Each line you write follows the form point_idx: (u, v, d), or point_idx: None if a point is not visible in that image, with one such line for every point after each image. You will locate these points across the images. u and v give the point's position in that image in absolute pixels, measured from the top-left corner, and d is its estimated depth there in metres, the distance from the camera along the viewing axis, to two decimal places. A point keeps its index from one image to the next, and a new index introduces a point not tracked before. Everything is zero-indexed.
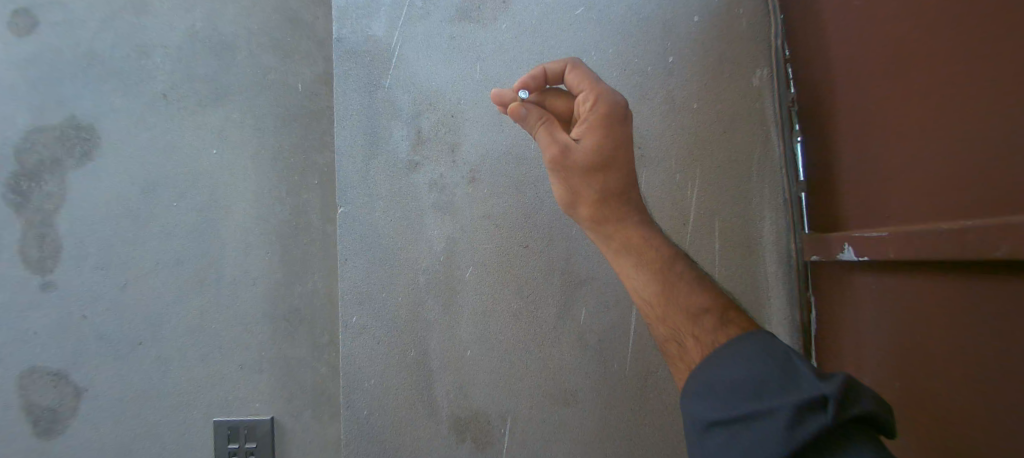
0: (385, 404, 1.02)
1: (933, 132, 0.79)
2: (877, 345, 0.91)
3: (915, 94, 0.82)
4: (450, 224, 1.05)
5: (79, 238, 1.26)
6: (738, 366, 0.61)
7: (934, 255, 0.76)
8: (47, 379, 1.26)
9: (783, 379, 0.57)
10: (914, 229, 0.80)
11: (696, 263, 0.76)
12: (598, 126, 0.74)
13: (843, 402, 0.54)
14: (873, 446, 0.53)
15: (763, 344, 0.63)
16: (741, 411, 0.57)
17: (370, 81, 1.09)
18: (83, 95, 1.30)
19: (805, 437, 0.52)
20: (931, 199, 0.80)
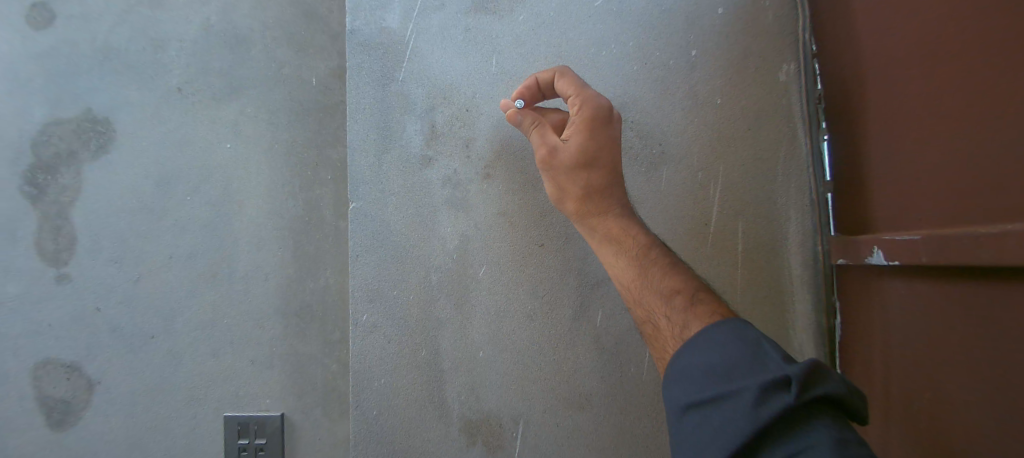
0: (395, 404, 1.00)
1: (970, 128, 0.74)
2: (906, 354, 0.87)
3: (950, 87, 0.77)
4: (464, 221, 1.02)
5: (95, 231, 1.27)
6: (712, 350, 0.69)
7: (973, 260, 0.71)
8: (61, 371, 1.27)
9: (752, 362, 0.65)
10: (950, 233, 0.75)
11: (669, 249, 0.89)
12: (583, 128, 0.90)
13: (805, 383, 0.61)
14: (830, 420, 0.60)
15: (736, 329, 0.70)
16: (714, 392, 0.65)
17: (383, 74, 1.06)
18: (99, 88, 1.30)
19: (768, 414, 0.60)
20: (966, 199, 0.75)
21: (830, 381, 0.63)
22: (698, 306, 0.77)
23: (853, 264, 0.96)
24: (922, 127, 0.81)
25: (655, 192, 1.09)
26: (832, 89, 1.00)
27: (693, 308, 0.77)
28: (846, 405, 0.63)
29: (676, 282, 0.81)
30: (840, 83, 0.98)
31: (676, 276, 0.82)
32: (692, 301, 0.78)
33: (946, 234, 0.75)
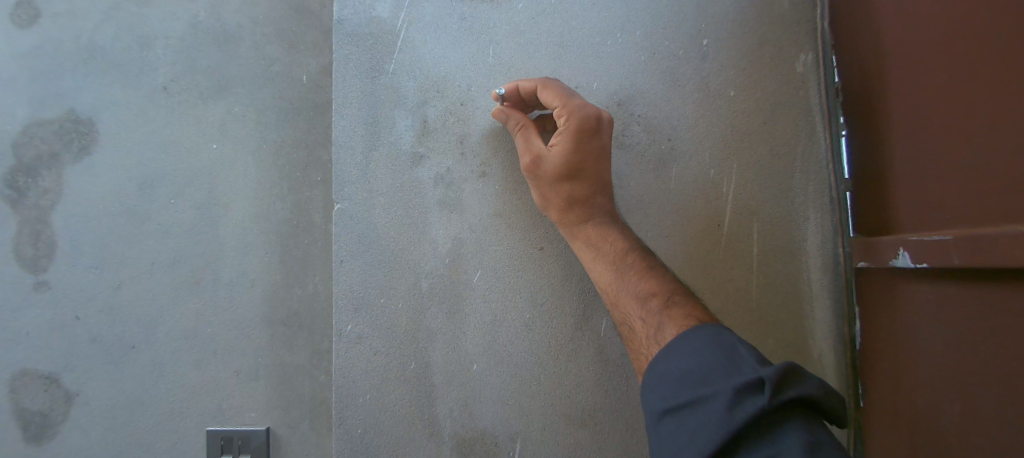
0: (383, 420, 0.93)
1: (1004, 118, 0.66)
2: (930, 366, 0.78)
3: (981, 73, 0.69)
4: (457, 223, 0.95)
5: (75, 236, 1.21)
6: (688, 355, 0.66)
7: (1012, 261, 0.64)
8: (37, 383, 1.20)
9: (726, 365, 0.62)
10: (981, 233, 0.67)
11: (651, 252, 0.86)
12: (568, 134, 0.84)
13: (779, 385, 0.58)
14: (805, 422, 0.58)
15: (712, 333, 0.67)
16: (688, 397, 0.62)
17: (372, 66, 1.00)
18: (82, 87, 1.25)
19: (743, 418, 0.57)
20: (998, 198, 0.67)
21: (805, 382, 0.61)
22: (673, 309, 0.74)
23: (876, 268, 0.88)
24: (950, 117, 0.74)
25: (661, 191, 1.01)
26: (850, 79, 0.93)
27: (668, 311, 0.74)
28: (821, 406, 0.61)
29: (653, 285, 0.79)
30: (858, 72, 0.90)
31: (653, 278, 0.80)
32: (667, 304, 0.75)
33: (976, 234, 0.68)
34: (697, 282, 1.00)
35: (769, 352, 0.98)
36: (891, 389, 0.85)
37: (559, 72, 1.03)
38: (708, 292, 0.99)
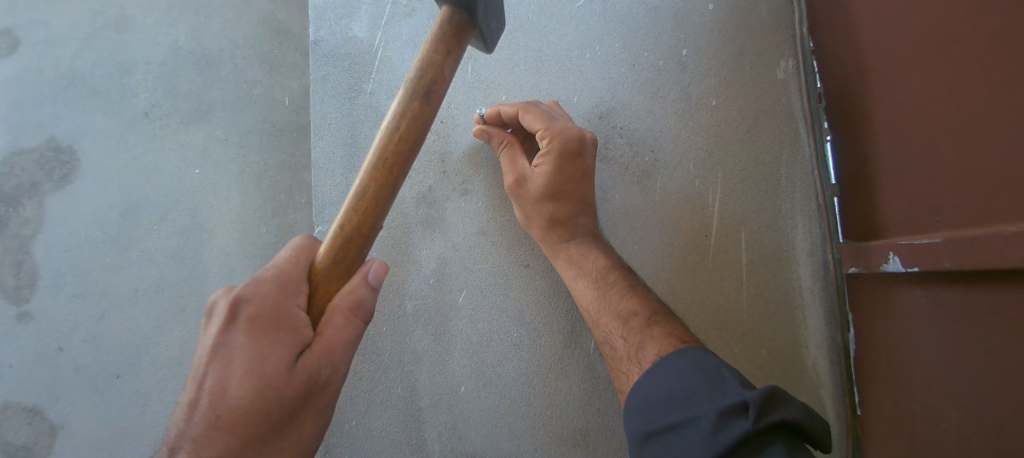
0: (372, 449, 0.90)
1: (995, 117, 0.65)
2: (925, 371, 0.77)
3: (973, 72, 0.67)
4: (441, 242, 0.94)
5: (55, 266, 1.18)
6: (672, 378, 0.68)
7: (1003, 265, 0.63)
8: (19, 417, 1.13)
9: (709, 388, 0.64)
10: (979, 235, 0.66)
11: (633, 272, 0.87)
12: (554, 159, 0.83)
13: (763, 408, 0.60)
14: (788, 447, 0.58)
15: (695, 356, 0.69)
16: (673, 420, 0.64)
17: (350, 87, 1.00)
18: (62, 116, 1.23)
19: (727, 441, 0.58)
20: (996, 199, 0.65)
21: (788, 405, 0.62)
22: (653, 328, 0.76)
23: (865, 273, 0.86)
24: (938, 119, 0.73)
25: (647, 204, 1.01)
26: (832, 83, 0.92)
27: (649, 330, 0.76)
28: (805, 429, 0.62)
29: (634, 303, 0.80)
30: (839, 78, 0.91)
31: (636, 297, 0.81)
32: (648, 323, 0.77)
33: (973, 236, 0.66)
34: (684, 293, 0.98)
35: (763, 363, 0.96)
36: (887, 397, 0.83)
37: (538, 87, 1.05)
38: (695, 304, 0.98)
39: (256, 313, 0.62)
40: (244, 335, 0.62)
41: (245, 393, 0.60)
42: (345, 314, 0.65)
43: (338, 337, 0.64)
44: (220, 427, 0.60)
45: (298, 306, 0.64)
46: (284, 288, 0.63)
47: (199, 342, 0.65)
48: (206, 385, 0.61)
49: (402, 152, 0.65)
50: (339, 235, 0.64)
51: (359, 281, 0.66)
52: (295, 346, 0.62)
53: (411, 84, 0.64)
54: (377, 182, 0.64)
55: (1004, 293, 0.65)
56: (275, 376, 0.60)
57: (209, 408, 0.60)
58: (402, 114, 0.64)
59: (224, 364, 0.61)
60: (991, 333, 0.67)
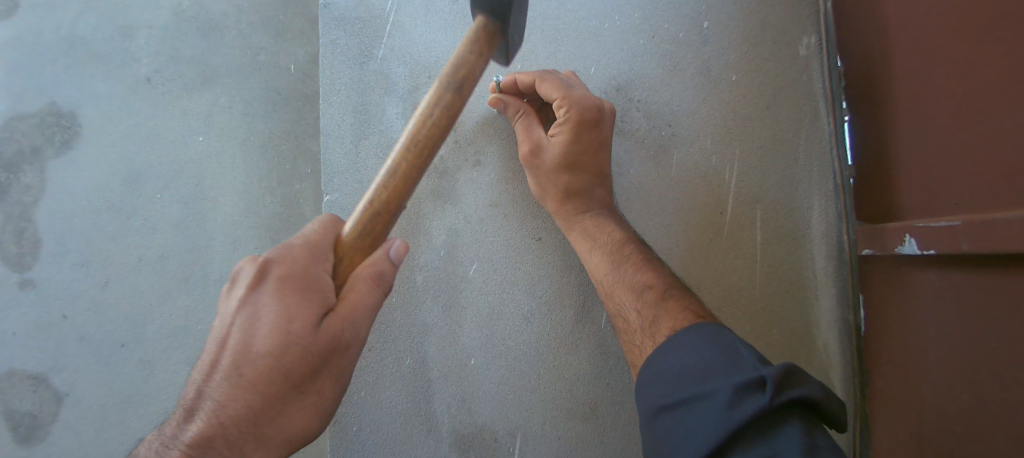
0: (380, 418, 0.90)
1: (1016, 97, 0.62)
2: (937, 354, 0.76)
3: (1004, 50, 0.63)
4: (452, 213, 0.93)
5: (59, 233, 1.16)
6: (688, 353, 0.67)
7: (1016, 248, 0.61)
8: (25, 384, 1.13)
9: (725, 364, 0.63)
10: (992, 219, 0.64)
11: (648, 246, 0.85)
12: (574, 127, 0.81)
13: (780, 385, 0.59)
14: (803, 425, 0.58)
15: (711, 332, 0.67)
16: (686, 393, 0.63)
17: (360, 52, 0.97)
18: (63, 81, 1.20)
19: (741, 416, 0.57)
20: (1013, 183, 0.63)
21: (805, 384, 0.61)
22: (669, 302, 0.75)
23: (880, 256, 0.85)
24: (963, 97, 0.70)
25: (663, 179, 0.99)
26: (854, 59, 0.90)
27: (665, 303, 0.75)
28: (821, 408, 0.62)
29: (649, 277, 0.79)
30: (860, 55, 0.88)
31: (652, 271, 0.79)
32: (663, 296, 0.76)
33: (989, 219, 0.64)
34: (696, 271, 0.97)
35: (773, 343, 0.96)
36: (897, 380, 0.82)
37: (555, 56, 1.02)
38: (707, 283, 0.97)
39: (284, 273, 0.60)
40: (272, 293, 0.60)
41: (270, 352, 0.58)
42: (370, 280, 0.63)
43: (362, 303, 0.62)
44: (243, 387, 0.58)
45: (325, 270, 0.62)
46: (313, 253, 0.62)
47: (219, 306, 0.62)
48: (229, 343, 0.59)
49: (435, 135, 0.64)
50: (368, 211, 0.62)
51: (382, 255, 0.64)
52: (321, 307, 0.60)
53: (446, 76, 0.64)
54: (410, 161, 0.63)
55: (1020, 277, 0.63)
56: (300, 335, 0.59)
57: (231, 368, 0.59)
58: (436, 102, 0.64)
59: (248, 322, 0.59)
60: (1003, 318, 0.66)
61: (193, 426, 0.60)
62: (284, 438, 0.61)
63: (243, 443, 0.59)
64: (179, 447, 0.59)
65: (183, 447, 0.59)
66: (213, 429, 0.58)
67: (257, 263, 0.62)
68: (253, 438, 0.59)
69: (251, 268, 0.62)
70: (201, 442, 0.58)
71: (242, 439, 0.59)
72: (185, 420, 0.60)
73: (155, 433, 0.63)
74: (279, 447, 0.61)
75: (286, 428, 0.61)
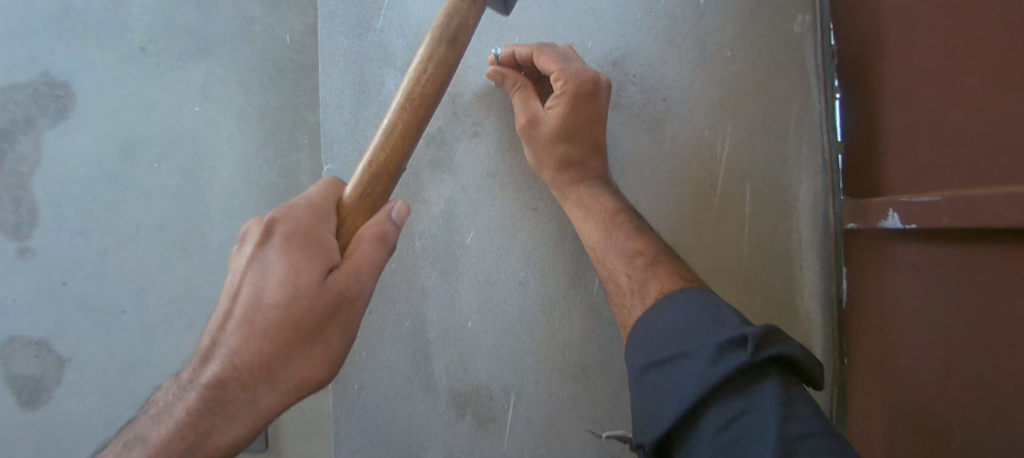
0: (380, 377, 0.94)
1: (1001, 77, 0.65)
2: (915, 323, 0.80)
3: (998, 29, 0.65)
4: (450, 183, 0.95)
5: (56, 202, 1.18)
6: (675, 315, 0.70)
7: (992, 222, 0.65)
8: (26, 351, 1.19)
9: (709, 324, 0.66)
10: (972, 195, 0.67)
11: (642, 217, 0.88)
12: (569, 98, 0.83)
13: (761, 342, 0.62)
14: (781, 378, 0.62)
15: (697, 296, 0.71)
16: (673, 352, 0.67)
17: (358, 23, 0.97)
18: (55, 49, 1.19)
19: (723, 371, 0.61)
20: (993, 162, 0.67)
21: (784, 342, 0.64)
22: (659, 267, 0.78)
23: (863, 230, 0.89)
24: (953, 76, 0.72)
25: (656, 152, 1.02)
26: (846, 38, 0.92)
27: (654, 268, 0.78)
28: (800, 366, 0.65)
29: (640, 244, 0.82)
30: (854, 34, 0.90)
31: (643, 239, 0.82)
32: (653, 262, 0.79)
33: (971, 195, 0.67)
34: (685, 242, 1.01)
35: (756, 311, 1.00)
36: (876, 347, 0.87)
37: (552, 30, 1.03)
38: (697, 253, 1.01)
39: (290, 231, 0.63)
40: (279, 249, 0.62)
41: (279, 303, 0.60)
42: (372, 240, 0.66)
43: (366, 261, 0.65)
44: (255, 334, 0.61)
45: (329, 229, 0.65)
46: (316, 213, 0.65)
47: (230, 264, 0.65)
48: (241, 296, 0.62)
49: (429, 93, 0.67)
50: (368, 171, 0.66)
51: (384, 217, 0.68)
52: (326, 263, 0.63)
53: (437, 32, 0.67)
54: (407, 120, 0.67)
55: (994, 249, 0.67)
56: (308, 288, 0.61)
57: (243, 317, 0.61)
58: (429, 60, 0.67)
59: (258, 277, 0.62)
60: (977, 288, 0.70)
61: (209, 369, 0.62)
62: (294, 383, 0.63)
63: (256, 385, 0.62)
64: (196, 389, 0.63)
65: (199, 389, 0.62)
66: (228, 371, 0.61)
67: (263, 223, 0.65)
68: (268, 378, 0.62)
69: (258, 228, 0.65)
70: (217, 385, 0.61)
71: (257, 381, 0.62)
72: (200, 365, 0.63)
73: (173, 379, 0.66)
74: (292, 391, 0.64)
75: (298, 375, 0.63)
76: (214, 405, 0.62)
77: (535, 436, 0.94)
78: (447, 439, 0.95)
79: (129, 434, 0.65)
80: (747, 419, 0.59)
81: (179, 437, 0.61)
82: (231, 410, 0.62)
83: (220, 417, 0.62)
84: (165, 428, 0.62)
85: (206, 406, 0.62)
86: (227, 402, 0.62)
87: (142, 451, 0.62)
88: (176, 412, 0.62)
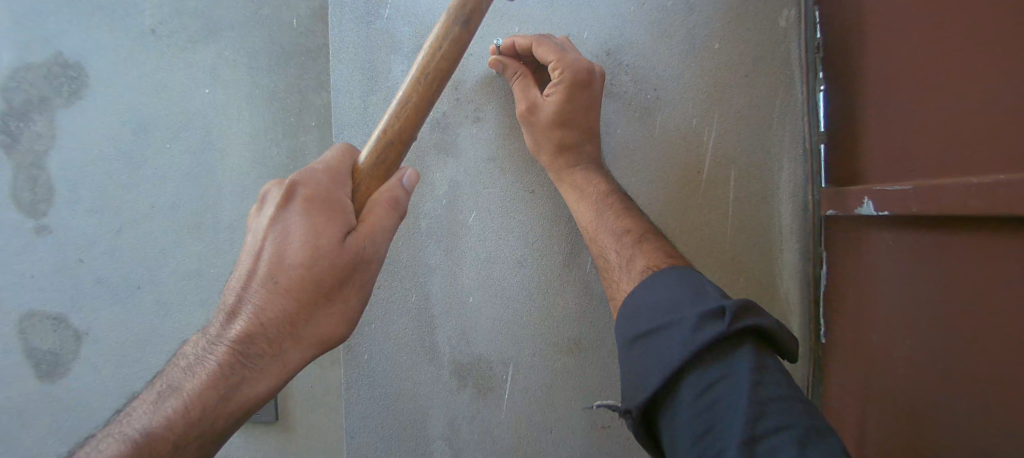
0: (388, 348, 1.01)
1: (975, 75, 0.71)
2: (886, 302, 0.87)
3: (973, 31, 0.70)
4: (452, 166, 1.00)
5: (70, 180, 1.22)
6: (662, 289, 0.76)
7: (961, 209, 0.70)
8: (45, 325, 1.25)
9: (693, 297, 0.73)
10: (941, 184, 0.73)
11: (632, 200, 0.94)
12: (564, 87, 0.88)
13: (738, 314, 0.69)
14: (754, 347, 0.69)
15: (682, 273, 0.77)
16: (659, 323, 0.73)
17: (367, 11, 1.01)
18: (67, 30, 1.22)
19: (705, 339, 0.68)
20: (961, 154, 0.73)
21: (759, 314, 0.71)
22: (644, 244, 0.85)
23: (842, 216, 0.95)
24: (928, 72, 0.77)
25: (647, 139, 1.07)
26: (832, 30, 0.96)
27: (640, 245, 0.85)
28: (774, 338, 0.71)
29: (628, 223, 0.88)
30: (839, 29, 0.95)
31: (630, 218, 0.88)
32: (639, 239, 0.85)
33: (936, 185, 0.74)
34: (673, 225, 1.07)
35: (738, 290, 1.07)
36: (850, 325, 0.94)
37: (550, 20, 1.08)
38: (684, 234, 1.07)
39: (311, 194, 0.70)
40: (301, 210, 0.70)
41: (300, 264, 0.69)
42: (387, 203, 0.73)
43: (380, 224, 0.72)
44: (278, 293, 0.69)
45: (345, 194, 0.72)
46: (333, 176, 0.72)
47: (255, 221, 0.73)
48: (264, 256, 0.70)
49: (444, 67, 0.74)
50: (382, 140, 0.74)
51: (396, 183, 0.75)
52: (343, 227, 0.70)
53: (453, 10, 0.73)
54: (420, 94, 0.73)
55: (960, 235, 0.73)
56: (328, 248, 0.69)
57: (267, 276, 0.70)
58: (444, 36, 0.73)
59: (281, 236, 0.70)
60: (943, 270, 0.77)
61: (236, 326, 0.71)
62: (315, 339, 0.72)
63: (282, 340, 0.70)
64: (225, 343, 0.71)
65: (230, 343, 0.71)
66: (255, 326, 0.70)
67: (285, 186, 0.72)
68: (289, 336, 0.70)
69: (281, 190, 0.72)
70: (245, 339, 0.70)
71: (280, 337, 0.70)
72: (228, 320, 0.72)
73: (200, 333, 0.75)
74: (312, 347, 0.72)
75: (317, 330, 0.71)
76: (243, 357, 0.70)
77: (532, 404, 1.01)
78: (448, 408, 1.02)
79: (161, 384, 0.72)
80: (723, 385, 0.66)
81: (212, 386, 0.69)
82: (259, 362, 0.70)
83: (250, 369, 0.70)
84: (197, 378, 0.70)
85: (236, 358, 0.70)
86: (255, 353, 0.70)
87: (176, 398, 0.69)
88: (207, 364, 0.71)
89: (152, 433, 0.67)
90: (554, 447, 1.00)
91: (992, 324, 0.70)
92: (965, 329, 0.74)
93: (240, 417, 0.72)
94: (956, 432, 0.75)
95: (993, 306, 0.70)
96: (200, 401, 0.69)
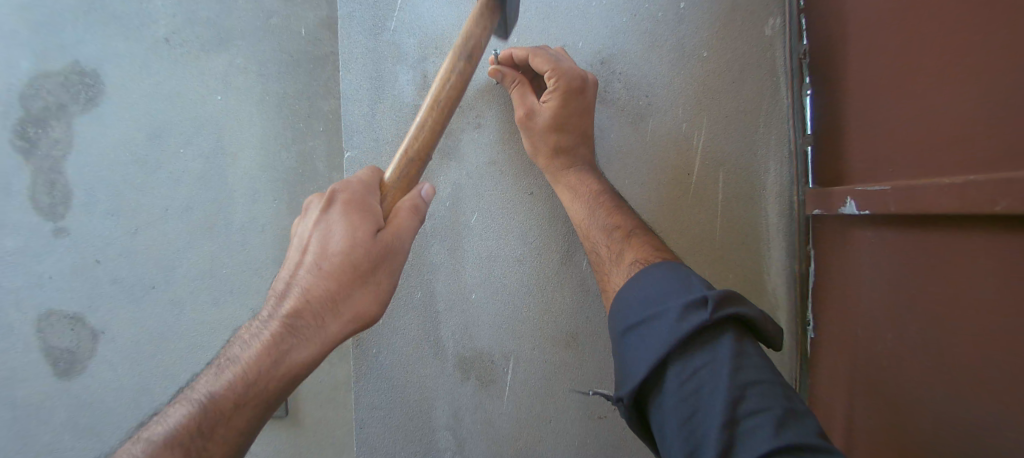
0: (394, 344, 1.06)
1: (947, 86, 0.76)
2: (867, 295, 0.92)
3: (945, 44, 0.76)
4: (456, 170, 1.05)
5: (87, 184, 1.27)
6: (651, 283, 0.81)
7: (932, 208, 0.76)
8: (62, 323, 1.28)
9: (678, 289, 0.78)
10: (916, 185, 0.78)
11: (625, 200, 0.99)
12: (560, 93, 0.93)
13: (720, 303, 0.74)
14: (736, 334, 0.74)
15: (669, 267, 0.82)
16: (647, 314, 0.79)
17: (374, 24, 1.07)
18: (84, 40, 1.27)
19: (688, 327, 0.73)
20: (934, 158, 0.78)
21: (741, 303, 0.76)
22: (634, 239, 0.91)
23: (827, 215, 1.00)
24: (904, 80, 0.83)
25: (639, 142, 1.13)
26: (816, 40, 1.01)
27: (629, 241, 0.91)
28: (755, 326, 0.76)
29: (618, 220, 0.94)
30: (822, 39, 1.00)
31: (621, 215, 0.95)
32: (629, 235, 0.92)
33: (912, 186, 0.79)
34: (666, 224, 1.12)
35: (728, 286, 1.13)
36: (836, 319, 0.99)
37: (547, 32, 1.13)
38: (675, 233, 1.12)
39: (348, 198, 0.77)
40: (339, 209, 0.77)
41: (339, 253, 0.75)
42: (410, 210, 0.79)
43: (407, 225, 0.79)
44: (322, 276, 0.76)
45: (376, 201, 0.78)
46: (367, 188, 0.79)
47: (300, 226, 0.81)
48: (310, 248, 0.78)
49: (453, 96, 0.80)
50: (405, 158, 0.80)
51: (417, 193, 0.81)
52: (375, 223, 0.76)
53: (460, 44, 0.79)
54: (435, 119, 0.80)
55: (935, 232, 0.79)
56: (362, 240, 0.75)
57: (314, 263, 0.77)
58: (453, 69, 0.79)
59: (324, 232, 0.77)
60: (918, 263, 0.82)
61: (285, 304, 0.77)
62: (354, 313, 0.77)
63: (324, 315, 0.76)
64: (277, 318, 0.77)
65: (280, 318, 0.77)
66: (301, 303, 0.76)
67: (325, 195, 0.79)
68: (331, 311, 0.76)
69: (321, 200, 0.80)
70: (292, 316, 0.76)
71: (324, 312, 0.76)
72: (278, 301, 0.78)
73: (256, 315, 0.81)
74: (350, 323, 0.78)
75: (355, 308, 0.77)
76: (293, 328, 0.76)
77: (531, 395, 1.06)
78: (452, 400, 1.07)
79: (222, 357, 0.78)
80: (707, 370, 0.71)
81: (265, 354, 0.75)
82: (305, 332, 0.76)
83: (298, 338, 0.76)
84: (253, 348, 0.76)
85: (287, 329, 0.76)
86: (303, 326, 0.76)
87: (236, 367, 0.75)
88: (262, 337, 0.77)
89: (216, 395, 0.74)
90: (553, 437, 1.06)
91: (968, 316, 0.74)
92: (939, 317, 0.79)
93: (290, 383, 0.76)
94: (930, 413, 0.80)
95: (967, 300, 0.74)
96: (255, 368, 0.74)
